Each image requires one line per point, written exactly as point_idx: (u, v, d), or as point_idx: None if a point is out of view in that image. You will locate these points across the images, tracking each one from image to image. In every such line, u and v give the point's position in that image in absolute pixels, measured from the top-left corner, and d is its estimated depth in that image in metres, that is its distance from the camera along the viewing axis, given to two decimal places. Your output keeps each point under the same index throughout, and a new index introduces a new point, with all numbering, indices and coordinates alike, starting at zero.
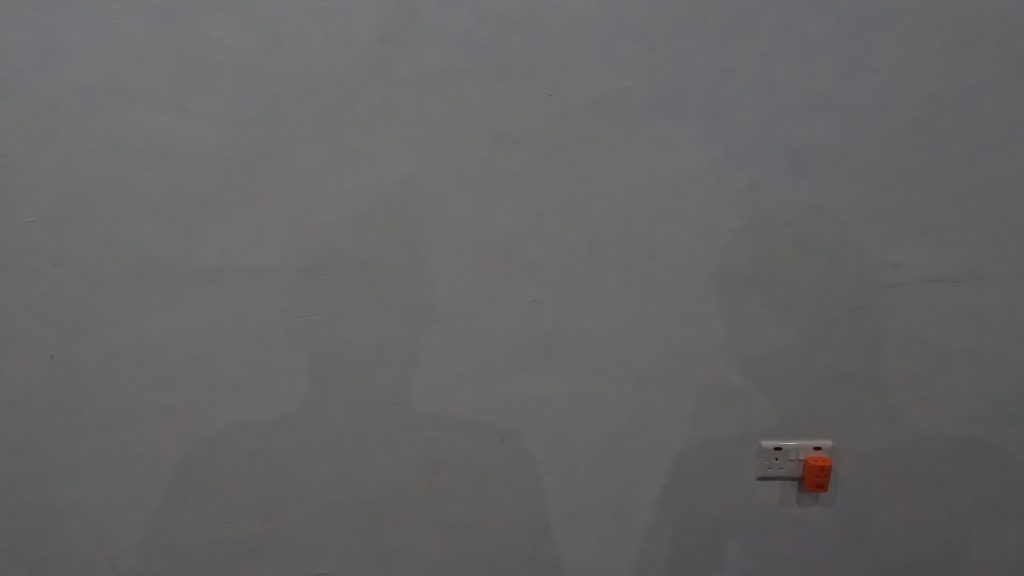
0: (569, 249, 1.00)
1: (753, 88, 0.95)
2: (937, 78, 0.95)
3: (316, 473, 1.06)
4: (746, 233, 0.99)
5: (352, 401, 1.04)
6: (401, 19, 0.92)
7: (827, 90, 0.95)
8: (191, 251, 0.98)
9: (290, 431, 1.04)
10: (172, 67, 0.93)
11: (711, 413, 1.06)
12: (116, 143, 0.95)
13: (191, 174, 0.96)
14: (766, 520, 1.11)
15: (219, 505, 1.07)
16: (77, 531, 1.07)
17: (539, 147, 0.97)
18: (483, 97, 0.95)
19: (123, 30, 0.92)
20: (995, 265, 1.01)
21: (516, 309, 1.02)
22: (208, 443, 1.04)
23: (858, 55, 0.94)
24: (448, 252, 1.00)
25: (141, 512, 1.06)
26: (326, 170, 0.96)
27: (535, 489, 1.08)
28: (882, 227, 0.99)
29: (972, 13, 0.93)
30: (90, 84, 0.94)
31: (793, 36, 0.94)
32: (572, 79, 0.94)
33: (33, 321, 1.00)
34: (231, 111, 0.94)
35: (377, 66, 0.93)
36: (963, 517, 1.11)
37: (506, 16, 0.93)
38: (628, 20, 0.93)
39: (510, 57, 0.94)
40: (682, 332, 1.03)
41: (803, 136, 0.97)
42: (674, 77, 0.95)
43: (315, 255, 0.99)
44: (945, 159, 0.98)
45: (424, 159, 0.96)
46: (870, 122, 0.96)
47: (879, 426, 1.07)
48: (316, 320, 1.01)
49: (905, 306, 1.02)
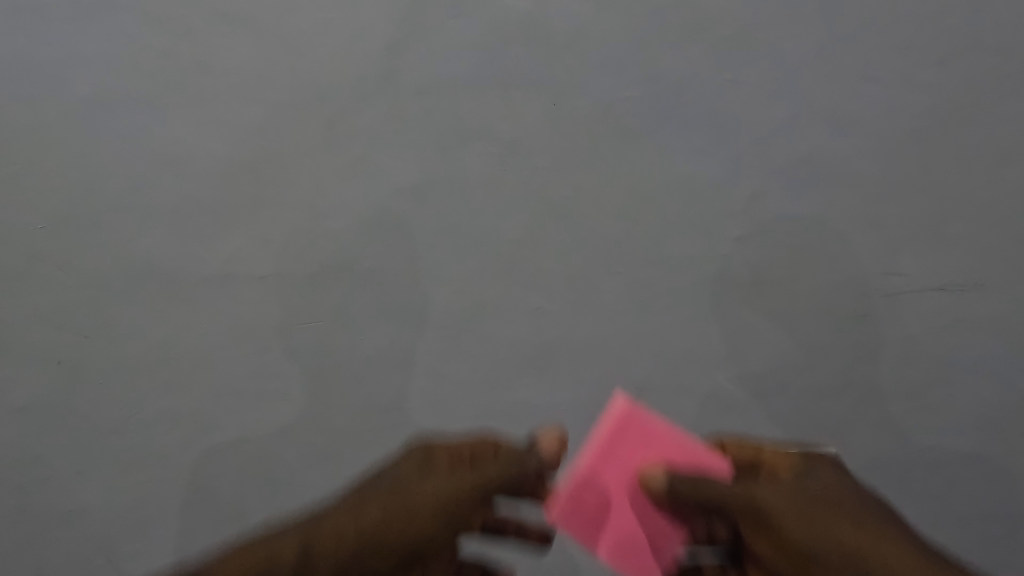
0: (571, 257, 1.01)
1: (754, 98, 0.96)
2: (937, 88, 0.96)
3: (320, 480, 1.06)
4: (748, 242, 1.00)
5: (357, 408, 1.05)
6: (408, 30, 0.94)
7: (826, 101, 0.97)
8: (197, 259, 0.99)
9: (296, 437, 1.05)
10: (183, 77, 0.95)
11: (714, 421, 1.07)
12: (126, 151, 0.97)
13: (199, 182, 0.98)
14: None
15: (224, 510, 1.07)
16: (83, 536, 1.08)
17: (543, 156, 0.98)
18: (488, 106, 0.96)
19: (134, 41, 0.94)
20: (995, 274, 1.02)
21: (520, 316, 1.03)
22: (214, 448, 1.05)
23: (858, 66, 0.96)
24: (453, 260, 1.01)
25: (146, 517, 1.07)
26: (333, 178, 0.98)
27: (538, 496, 1.09)
28: (883, 236, 1.01)
29: (972, 24, 0.94)
30: (100, 92, 0.95)
31: (793, 47, 0.95)
32: (575, 90, 0.96)
33: (40, 326, 1.01)
34: (238, 120, 0.96)
35: (384, 76, 0.95)
36: (964, 525, 1.12)
37: (512, 26, 0.94)
38: (632, 30, 0.94)
39: (515, 67, 0.95)
40: (684, 340, 1.04)
41: (805, 146, 0.98)
42: (677, 87, 0.96)
43: (322, 262, 1.00)
44: (944, 169, 0.99)
45: (430, 167, 0.98)
46: (870, 133, 0.98)
47: (879, 435, 1.08)
48: (323, 327, 1.02)
49: (905, 315, 1.03)
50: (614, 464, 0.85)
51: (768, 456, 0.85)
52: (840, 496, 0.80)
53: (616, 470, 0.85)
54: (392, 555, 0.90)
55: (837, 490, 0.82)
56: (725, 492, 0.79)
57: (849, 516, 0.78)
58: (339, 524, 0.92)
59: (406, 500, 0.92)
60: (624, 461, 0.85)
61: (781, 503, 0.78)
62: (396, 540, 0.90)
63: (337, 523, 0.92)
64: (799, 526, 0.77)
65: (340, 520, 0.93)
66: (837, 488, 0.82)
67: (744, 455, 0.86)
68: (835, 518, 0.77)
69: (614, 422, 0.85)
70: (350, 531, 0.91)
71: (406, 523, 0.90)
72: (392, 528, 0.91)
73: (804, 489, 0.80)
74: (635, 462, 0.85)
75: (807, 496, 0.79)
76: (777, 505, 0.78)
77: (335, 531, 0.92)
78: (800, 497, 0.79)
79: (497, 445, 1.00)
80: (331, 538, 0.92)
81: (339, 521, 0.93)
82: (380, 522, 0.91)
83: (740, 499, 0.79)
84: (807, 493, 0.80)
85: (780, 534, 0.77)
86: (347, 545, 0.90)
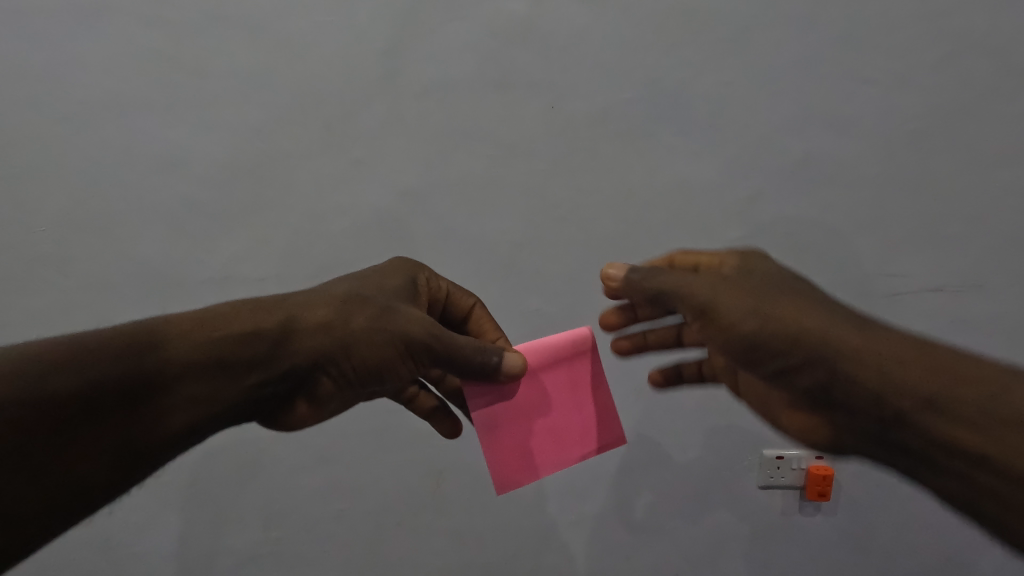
0: (570, 259, 1.02)
1: (752, 100, 0.97)
2: (933, 91, 0.97)
3: (319, 482, 1.07)
4: (746, 243, 1.01)
5: (357, 410, 1.05)
6: (407, 33, 0.94)
7: (823, 102, 0.97)
8: (197, 260, 1.00)
9: (296, 440, 1.05)
10: (182, 78, 0.95)
11: (712, 422, 1.07)
12: (125, 153, 0.97)
13: (199, 183, 0.98)
14: (767, 527, 1.12)
15: (221, 513, 1.07)
16: (81, 539, 1.07)
17: (542, 158, 0.98)
18: (487, 108, 0.97)
19: (133, 42, 0.94)
20: (993, 272, 1.02)
21: (518, 316, 1.03)
22: (212, 451, 1.05)
23: (856, 69, 0.96)
24: (452, 262, 1.01)
25: (144, 519, 1.07)
26: (333, 180, 0.98)
27: (536, 498, 1.09)
28: (881, 237, 1.01)
29: (968, 25, 0.94)
30: (99, 94, 0.95)
31: (790, 49, 0.96)
32: (574, 92, 0.96)
33: (37, 329, 1.01)
34: (237, 122, 0.96)
35: (383, 79, 0.95)
36: (961, 525, 1.13)
37: (510, 29, 0.95)
38: (630, 33, 0.95)
39: (514, 69, 0.96)
40: None
41: (802, 147, 0.98)
42: (675, 88, 0.96)
43: (321, 264, 1.00)
44: (941, 170, 0.99)
45: (430, 169, 0.98)
46: (867, 135, 0.98)
47: None
48: None
49: (905, 316, 1.04)
50: (549, 378, 0.72)
51: (705, 261, 0.76)
52: (793, 275, 0.69)
53: (552, 376, 0.72)
54: (363, 367, 0.68)
55: (793, 273, 0.70)
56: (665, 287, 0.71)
57: (804, 290, 0.67)
58: (317, 320, 0.68)
59: (390, 323, 0.67)
60: (559, 379, 0.72)
61: (727, 285, 0.68)
62: (356, 364, 0.68)
63: (316, 316, 0.68)
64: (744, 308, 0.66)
65: (317, 312, 0.69)
66: (796, 272, 0.71)
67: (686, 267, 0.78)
68: (788, 290, 0.67)
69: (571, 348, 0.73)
70: (316, 346, 0.67)
71: (381, 342, 0.67)
72: (370, 345, 0.67)
73: (756, 274, 0.70)
74: (574, 382, 0.73)
75: (760, 277, 0.69)
76: (720, 286, 0.68)
77: (316, 327, 0.67)
78: (748, 282, 0.68)
79: (472, 304, 0.85)
80: (316, 320, 0.68)
81: (313, 311, 0.69)
82: (340, 344, 0.67)
83: (685, 291, 0.70)
84: (759, 275, 0.69)
85: (717, 323, 0.67)
86: (316, 347, 0.67)
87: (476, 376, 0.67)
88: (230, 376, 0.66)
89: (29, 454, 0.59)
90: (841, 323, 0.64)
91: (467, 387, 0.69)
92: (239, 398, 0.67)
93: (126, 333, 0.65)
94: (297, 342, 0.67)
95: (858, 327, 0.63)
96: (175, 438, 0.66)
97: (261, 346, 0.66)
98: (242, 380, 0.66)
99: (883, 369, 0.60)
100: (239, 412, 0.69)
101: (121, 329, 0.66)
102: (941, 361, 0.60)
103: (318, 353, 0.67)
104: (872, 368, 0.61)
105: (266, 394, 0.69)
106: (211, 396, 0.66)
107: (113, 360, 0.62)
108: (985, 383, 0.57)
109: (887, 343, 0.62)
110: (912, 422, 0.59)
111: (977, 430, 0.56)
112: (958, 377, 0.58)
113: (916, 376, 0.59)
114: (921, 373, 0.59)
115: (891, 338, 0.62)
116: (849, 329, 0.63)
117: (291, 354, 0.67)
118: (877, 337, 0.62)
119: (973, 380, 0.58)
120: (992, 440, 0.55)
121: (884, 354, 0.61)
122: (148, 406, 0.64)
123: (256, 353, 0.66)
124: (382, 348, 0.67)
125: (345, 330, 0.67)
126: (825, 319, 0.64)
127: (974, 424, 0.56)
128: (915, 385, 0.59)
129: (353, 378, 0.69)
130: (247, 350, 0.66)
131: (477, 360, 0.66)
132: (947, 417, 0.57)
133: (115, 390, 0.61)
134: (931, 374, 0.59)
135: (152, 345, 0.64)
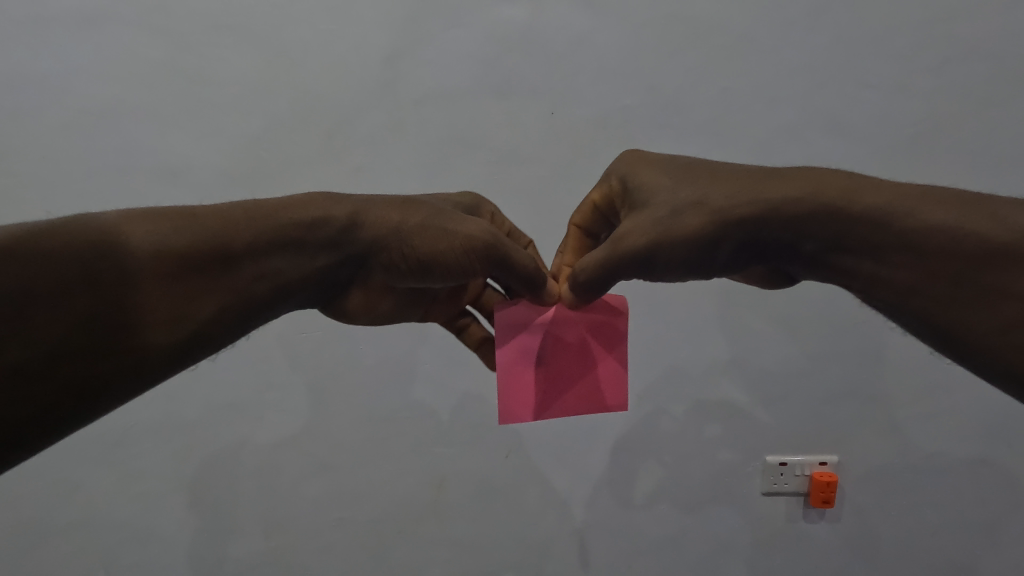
0: None
1: (753, 105, 0.97)
2: (934, 94, 0.96)
3: (320, 490, 1.06)
4: None
5: (357, 418, 1.04)
6: (408, 40, 0.94)
7: (824, 107, 0.97)
8: None
9: (295, 449, 1.04)
10: (183, 86, 0.95)
11: (714, 428, 1.06)
12: (124, 161, 0.96)
13: (199, 191, 0.98)
14: (772, 535, 1.11)
15: (222, 521, 1.06)
16: (80, 548, 1.06)
17: (542, 164, 0.98)
18: (487, 114, 0.96)
19: (135, 52, 0.94)
20: None
21: None
22: (212, 460, 1.04)
23: (856, 74, 0.96)
24: None
25: (143, 528, 1.06)
26: (333, 187, 0.98)
27: (539, 506, 1.08)
28: None
29: (967, 30, 0.94)
30: (99, 102, 0.95)
31: (791, 56, 0.95)
32: (574, 99, 0.96)
33: None
34: (237, 129, 0.96)
35: (383, 85, 0.95)
36: (969, 531, 1.12)
37: (509, 36, 0.94)
38: (629, 38, 0.95)
39: (513, 75, 0.95)
40: (685, 347, 1.03)
41: (803, 152, 0.98)
42: (675, 93, 0.96)
43: None
44: (942, 174, 0.99)
45: (430, 175, 0.98)
46: (867, 140, 0.98)
47: (879, 441, 1.08)
48: (322, 337, 1.01)
49: None
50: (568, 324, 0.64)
51: (598, 196, 0.68)
52: (697, 173, 0.59)
53: (571, 330, 0.64)
54: (417, 265, 0.62)
55: (697, 168, 0.60)
56: (603, 257, 0.59)
57: (722, 188, 0.56)
58: (381, 215, 0.63)
59: (445, 221, 0.62)
60: (591, 326, 0.64)
61: (640, 229, 0.57)
62: (410, 256, 0.62)
63: (375, 210, 0.63)
64: (690, 249, 0.56)
65: (377, 207, 0.63)
66: (697, 165, 0.60)
67: (590, 216, 0.69)
68: (712, 204, 0.55)
69: (602, 322, 0.64)
70: (375, 235, 0.62)
71: (434, 237, 0.61)
72: (429, 240, 0.61)
73: (659, 196, 0.58)
74: (603, 332, 0.64)
75: (669, 196, 0.58)
76: (641, 234, 0.57)
77: (375, 217, 0.63)
78: (660, 209, 0.57)
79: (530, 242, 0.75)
80: (378, 215, 0.63)
81: (375, 207, 0.63)
82: (397, 234, 0.62)
83: (609, 256, 0.58)
84: (661, 193, 0.58)
85: (663, 270, 0.57)
86: (375, 238, 0.62)
87: (525, 289, 0.62)
88: (300, 257, 0.61)
89: (72, 295, 0.47)
90: (790, 211, 0.54)
91: (518, 301, 0.63)
92: (300, 287, 0.61)
93: (197, 212, 0.58)
94: (359, 230, 0.63)
95: (807, 205, 0.54)
96: (229, 328, 0.58)
97: (329, 230, 0.62)
98: (309, 264, 0.61)
99: (903, 256, 0.51)
100: (299, 300, 0.63)
101: (189, 209, 0.58)
102: (911, 208, 0.52)
103: (377, 243, 0.62)
104: (847, 246, 0.53)
105: (324, 282, 0.63)
106: (279, 278, 0.60)
107: (187, 235, 0.55)
108: (962, 220, 0.50)
109: (846, 215, 0.53)
110: (925, 297, 0.51)
111: (1010, 300, 0.48)
112: (932, 224, 0.50)
113: (891, 239, 0.52)
114: (897, 235, 0.51)
115: (848, 203, 0.53)
116: (803, 218, 0.54)
117: (351, 241, 0.62)
118: (832, 208, 0.53)
119: (948, 220, 0.50)
120: (996, 291, 0.48)
121: (849, 225, 0.53)
122: (222, 277, 0.56)
123: (323, 237, 0.61)
124: (436, 242, 0.61)
125: (400, 222, 0.62)
126: (774, 220, 0.54)
127: (969, 277, 0.49)
128: (899, 250, 0.51)
129: (404, 275, 0.63)
130: (312, 235, 0.61)
131: (532, 268, 0.62)
132: (941, 279, 0.50)
133: (191, 259, 0.55)
134: (909, 231, 0.51)
135: (230, 223, 0.58)
